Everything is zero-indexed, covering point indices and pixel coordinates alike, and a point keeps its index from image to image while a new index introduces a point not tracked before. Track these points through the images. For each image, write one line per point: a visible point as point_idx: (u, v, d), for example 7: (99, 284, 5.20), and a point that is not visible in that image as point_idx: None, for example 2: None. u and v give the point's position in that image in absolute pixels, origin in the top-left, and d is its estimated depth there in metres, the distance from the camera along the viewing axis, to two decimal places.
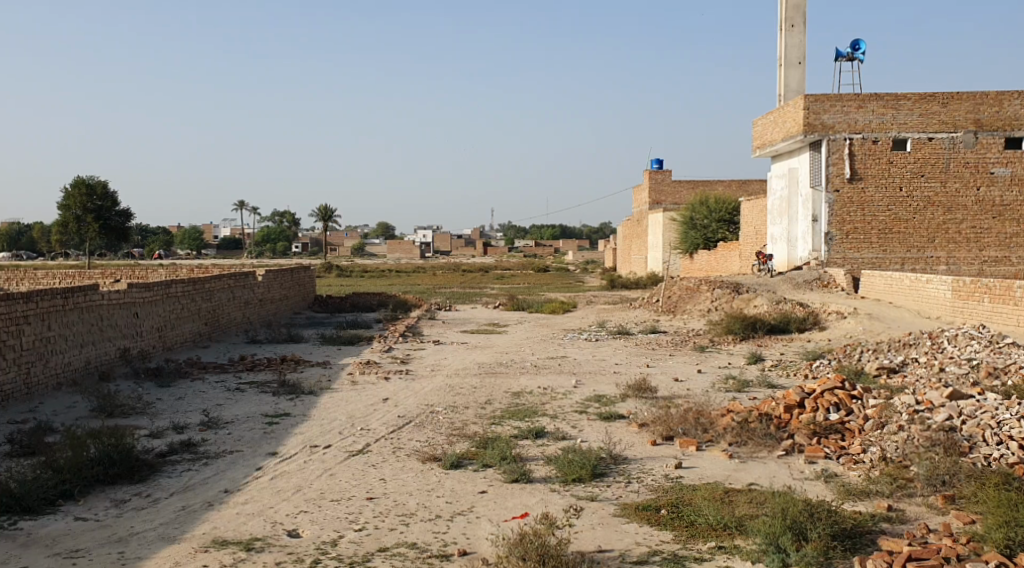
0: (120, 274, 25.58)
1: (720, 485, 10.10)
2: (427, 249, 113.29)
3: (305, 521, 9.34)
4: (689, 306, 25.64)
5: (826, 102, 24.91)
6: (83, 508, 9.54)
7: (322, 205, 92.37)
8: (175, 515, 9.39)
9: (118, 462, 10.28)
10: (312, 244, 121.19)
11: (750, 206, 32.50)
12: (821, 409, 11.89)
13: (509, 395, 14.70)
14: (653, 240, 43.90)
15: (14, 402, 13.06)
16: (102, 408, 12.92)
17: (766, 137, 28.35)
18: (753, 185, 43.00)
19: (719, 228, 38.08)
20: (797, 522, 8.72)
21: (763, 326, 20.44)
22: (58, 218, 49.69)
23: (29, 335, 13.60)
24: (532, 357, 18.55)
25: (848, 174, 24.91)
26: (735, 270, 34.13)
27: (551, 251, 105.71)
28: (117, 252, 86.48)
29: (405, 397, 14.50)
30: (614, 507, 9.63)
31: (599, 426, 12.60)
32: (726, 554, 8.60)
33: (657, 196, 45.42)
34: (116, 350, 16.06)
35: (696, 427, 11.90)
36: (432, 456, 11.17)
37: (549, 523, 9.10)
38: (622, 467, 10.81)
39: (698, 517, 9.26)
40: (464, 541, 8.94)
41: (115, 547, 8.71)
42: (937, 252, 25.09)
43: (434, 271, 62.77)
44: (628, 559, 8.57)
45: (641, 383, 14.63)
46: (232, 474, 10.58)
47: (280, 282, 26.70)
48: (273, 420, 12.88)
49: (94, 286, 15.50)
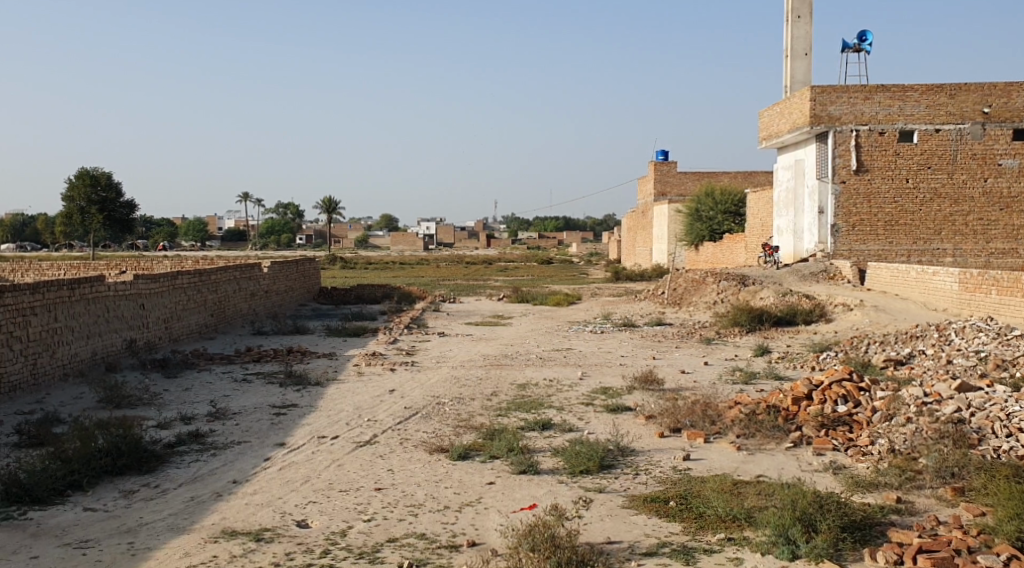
0: (125, 266, 25.66)
1: (729, 477, 10.09)
2: (429, 241, 113.11)
3: (315, 512, 9.34)
4: (694, 297, 25.63)
5: (832, 94, 24.82)
6: (92, 499, 9.55)
7: (324, 198, 92.76)
8: (184, 506, 9.39)
9: (126, 453, 10.30)
10: (316, 236, 121.35)
11: (755, 197, 32.45)
12: (828, 401, 11.87)
13: (515, 387, 14.68)
14: (659, 232, 44.00)
15: (21, 393, 13.05)
16: (110, 399, 12.92)
17: (772, 129, 28.32)
18: (758, 177, 42.91)
19: (725, 220, 38.15)
20: (807, 514, 8.70)
21: (770, 318, 20.47)
22: (62, 210, 49.79)
23: (36, 327, 13.60)
24: (536, 349, 18.48)
25: (854, 165, 24.88)
26: (740, 261, 34.20)
27: (554, 244, 105.30)
28: (121, 243, 86.90)
29: (411, 389, 14.51)
30: (622, 499, 9.63)
31: (606, 418, 12.60)
32: (734, 546, 8.60)
33: (662, 188, 45.33)
34: (122, 342, 16.07)
35: (704, 420, 11.89)
36: (440, 448, 11.18)
37: (558, 514, 9.08)
38: (629, 459, 10.81)
39: (708, 509, 9.26)
40: (473, 532, 8.94)
41: (124, 538, 8.70)
42: (944, 244, 25.05)
43: (438, 267, 57.36)
44: (638, 550, 8.58)
45: (649, 375, 14.62)
46: (241, 465, 10.58)
47: (284, 275, 26.66)
48: (279, 411, 12.87)
49: (99, 277, 15.46)
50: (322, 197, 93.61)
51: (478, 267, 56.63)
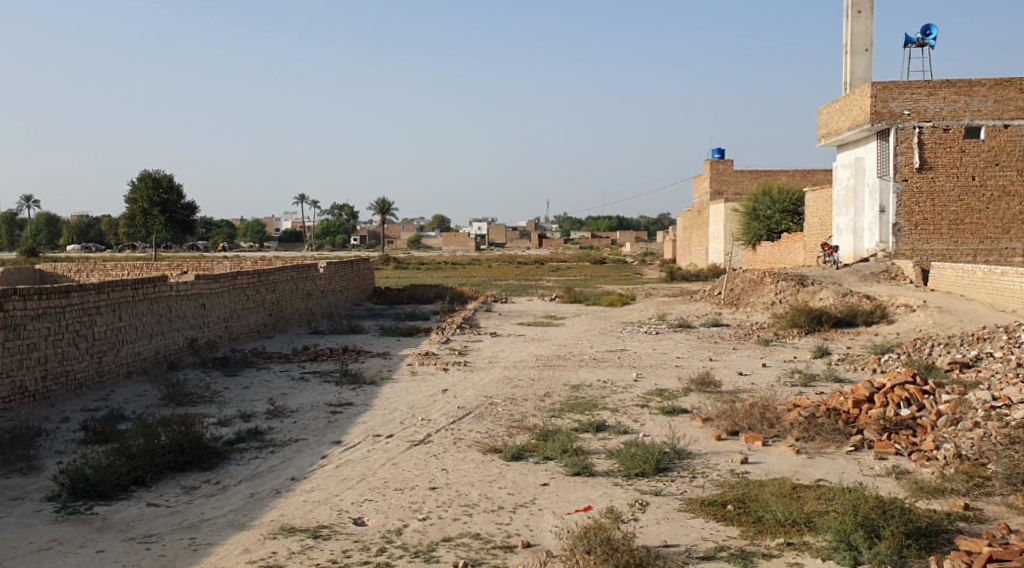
0: (184, 266, 25.98)
1: (788, 481, 9.89)
2: (482, 242, 113.27)
3: (371, 510, 9.31)
4: (751, 298, 25.30)
5: (895, 90, 24.37)
6: (155, 494, 9.62)
7: (379, 199, 93.38)
8: (243, 503, 9.42)
9: (188, 450, 10.37)
10: (370, 237, 122.14)
11: (813, 196, 31.96)
12: (890, 404, 11.59)
13: (568, 388, 14.57)
14: (715, 232, 43.58)
15: (86, 391, 13.22)
16: (172, 397, 13.04)
17: (831, 126, 27.87)
18: (817, 176, 42.29)
19: (783, 219, 37.54)
20: (870, 519, 8.47)
21: (829, 319, 20.12)
22: (126, 211, 50.60)
23: (101, 326, 13.78)
24: (590, 350, 18.34)
25: (918, 163, 24.35)
26: (799, 261, 33.72)
27: (607, 243, 104.89)
28: (180, 244, 88.19)
29: (464, 389, 14.45)
30: (679, 502, 9.47)
31: (662, 420, 12.43)
32: (795, 551, 8.42)
33: (718, 186, 44.88)
34: (184, 341, 16.24)
35: (762, 422, 11.68)
36: (494, 448, 11.11)
37: (614, 517, 8.95)
38: (686, 462, 10.64)
39: (766, 512, 9.07)
40: (528, 533, 8.85)
41: (186, 534, 8.75)
42: (1013, 244, 24.67)
43: (489, 267, 57.73)
44: (695, 554, 8.42)
45: (705, 377, 14.40)
46: (299, 462, 10.59)
47: (339, 275, 26.81)
48: (336, 409, 12.89)
49: (162, 277, 15.63)
50: (376, 197, 94.19)
51: (528, 267, 56.85)
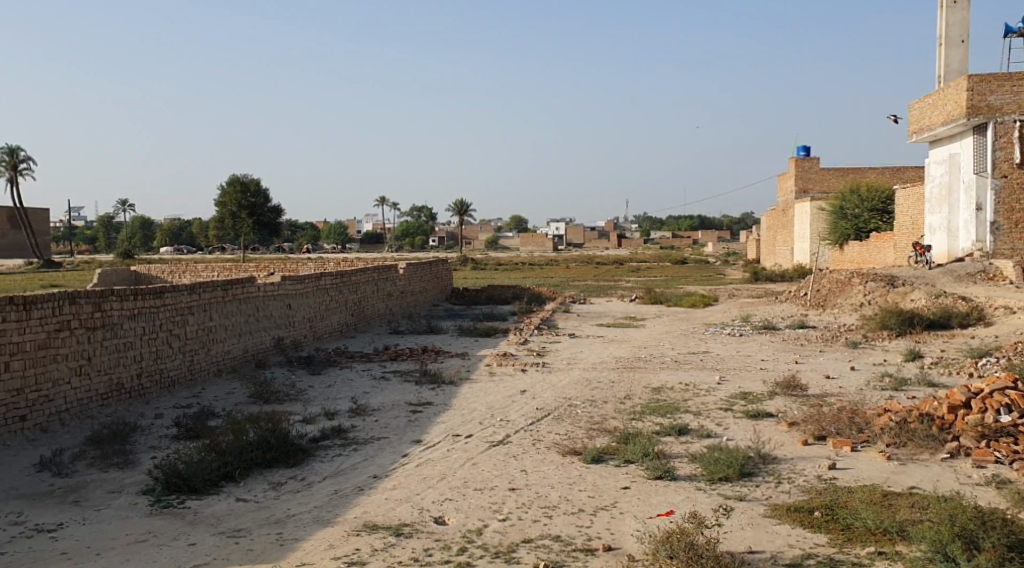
0: (269, 266, 26.32)
1: (879, 488, 9.51)
2: (560, 242, 112.98)
3: (451, 509, 9.21)
4: (838, 299, 24.66)
5: (993, 83, 23.53)
6: (244, 490, 9.65)
7: (458, 200, 93.81)
8: (328, 499, 9.40)
9: (275, 447, 10.40)
10: (449, 238, 122.80)
11: (904, 194, 31.07)
12: (989, 410, 11.07)
13: (649, 390, 14.30)
14: (801, 231, 42.76)
15: (178, 388, 13.40)
16: (259, 394, 13.14)
17: (923, 122, 27.05)
18: (907, 173, 41.14)
19: (872, 218, 36.59)
20: (968, 530, 8.07)
21: (922, 321, 19.46)
22: (215, 214, 51.61)
23: (192, 325, 13.95)
24: (672, 352, 18.03)
25: (1018, 158, 23.46)
26: (889, 262, 32.81)
27: (687, 244, 103.69)
28: (265, 246, 89.72)
29: (543, 390, 14.29)
30: (764, 508, 9.17)
31: (746, 424, 12.10)
32: (886, 561, 8.08)
33: (804, 184, 43.98)
34: (271, 340, 16.39)
35: (851, 428, 11.29)
36: (574, 451, 10.91)
37: (698, 522, 8.69)
38: (771, 467, 10.32)
39: (856, 520, 8.73)
40: (609, 537, 8.65)
41: (273, 529, 8.74)
42: None
43: (569, 267, 58.19)
44: (782, 561, 8.13)
45: (792, 380, 14.01)
46: (382, 461, 10.55)
47: (420, 276, 26.89)
48: (417, 409, 12.83)
49: (250, 278, 15.78)
50: (456, 199, 94.61)
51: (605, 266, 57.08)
